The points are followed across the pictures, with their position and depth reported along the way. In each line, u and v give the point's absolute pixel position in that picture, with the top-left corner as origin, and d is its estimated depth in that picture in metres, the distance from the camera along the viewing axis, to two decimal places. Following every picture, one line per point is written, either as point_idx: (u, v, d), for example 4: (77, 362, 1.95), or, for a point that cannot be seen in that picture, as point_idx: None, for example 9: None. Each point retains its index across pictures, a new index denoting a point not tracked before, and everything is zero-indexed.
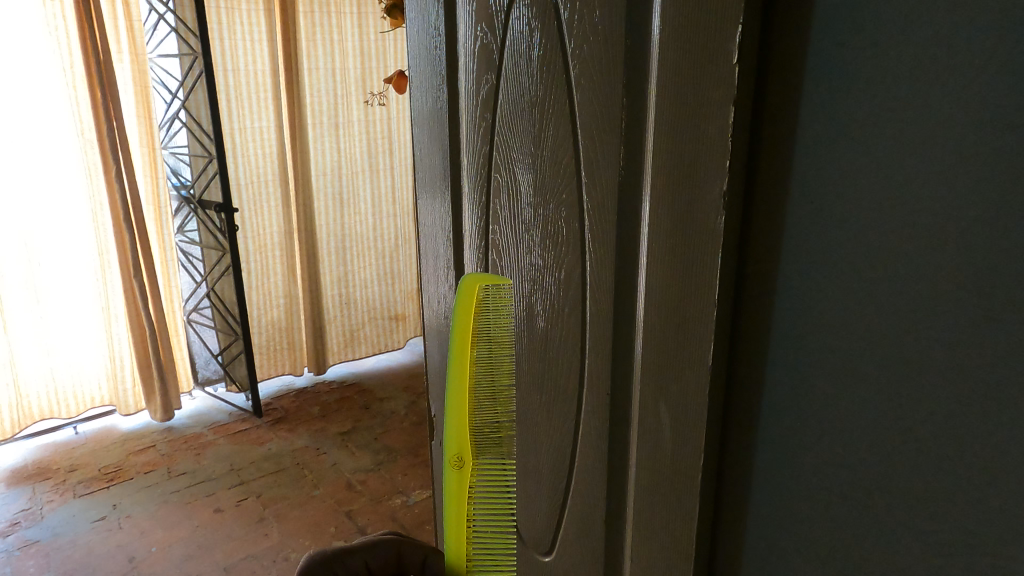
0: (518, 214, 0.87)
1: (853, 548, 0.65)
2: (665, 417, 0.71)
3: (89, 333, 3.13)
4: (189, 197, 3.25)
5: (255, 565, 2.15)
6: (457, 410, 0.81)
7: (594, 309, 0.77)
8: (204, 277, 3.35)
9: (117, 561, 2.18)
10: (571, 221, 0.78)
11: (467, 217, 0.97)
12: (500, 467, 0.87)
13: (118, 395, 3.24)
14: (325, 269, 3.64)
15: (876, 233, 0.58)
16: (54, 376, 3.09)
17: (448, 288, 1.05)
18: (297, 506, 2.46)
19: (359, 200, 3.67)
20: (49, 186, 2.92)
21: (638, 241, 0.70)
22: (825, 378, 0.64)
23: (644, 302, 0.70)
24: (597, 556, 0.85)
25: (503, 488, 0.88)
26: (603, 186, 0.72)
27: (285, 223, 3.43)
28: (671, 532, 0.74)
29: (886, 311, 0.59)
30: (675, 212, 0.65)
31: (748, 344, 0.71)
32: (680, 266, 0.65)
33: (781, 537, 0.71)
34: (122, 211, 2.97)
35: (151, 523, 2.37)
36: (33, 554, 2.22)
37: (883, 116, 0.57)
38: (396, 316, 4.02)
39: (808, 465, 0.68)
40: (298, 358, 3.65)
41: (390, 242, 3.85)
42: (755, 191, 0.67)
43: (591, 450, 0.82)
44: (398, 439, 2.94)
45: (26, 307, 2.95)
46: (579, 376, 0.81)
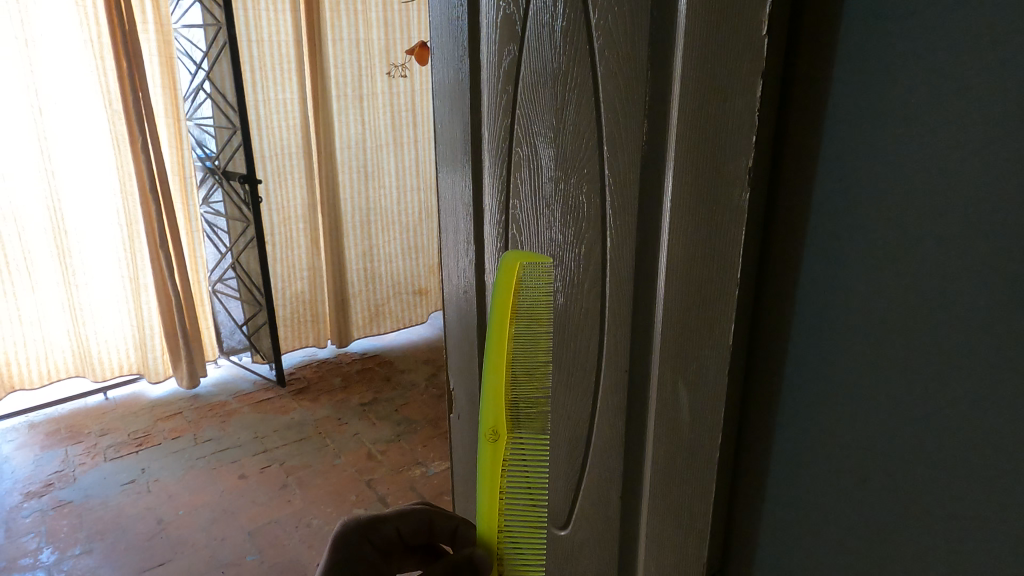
0: (539, 189, 0.86)
1: (870, 531, 0.64)
2: (683, 397, 0.70)
3: (118, 300, 3.19)
4: (214, 168, 3.28)
5: (279, 531, 2.21)
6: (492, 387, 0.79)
7: (613, 287, 0.76)
8: (229, 248, 3.39)
9: (146, 523, 2.24)
10: (593, 197, 0.77)
11: (488, 192, 0.96)
12: (535, 451, 0.82)
13: (146, 362, 3.32)
14: (349, 243, 3.65)
15: (904, 214, 0.57)
16: (81, 342, 3.16)
17: (468, 263, 1.04)
18: (319, 474, 2.51)
19: (384, 173, 3.67)
20: (78, 156, 2.96)
21: (660, 219, 0.69)
22: (846, 360, 0.63)
23: (665, 281, 0.69)
24: (613, 533, 0.85)
25: (537, 475, 0.83)
26: (625, 162, 0.71)
27: (309, 196, 3.45)
28: (686, 511, 0.74)
29: (908, 296, 0.58)
30: (697, 191, 0.64)
31: (768, 325, 0.70)
32: (701, 244, 0.64)
33: (797, 519, 0.71)
34: (148, 182, 3.00)
35: (178, 487, 2.43)
36: (65, 514, 2.29)
37: (915, 92, 0.55)
38: (420, 291, 4.03)
39: (826, 449, 0.67)
40: (321, 331, 3.70)
41: (413, 216, 3.85)
42: (780, 168, 0.65)
43: (607, 428, 0.82)
44: (417, 412, 2.97)
45: (55, 273, 3.02)
46: (598, 355, 0.81)
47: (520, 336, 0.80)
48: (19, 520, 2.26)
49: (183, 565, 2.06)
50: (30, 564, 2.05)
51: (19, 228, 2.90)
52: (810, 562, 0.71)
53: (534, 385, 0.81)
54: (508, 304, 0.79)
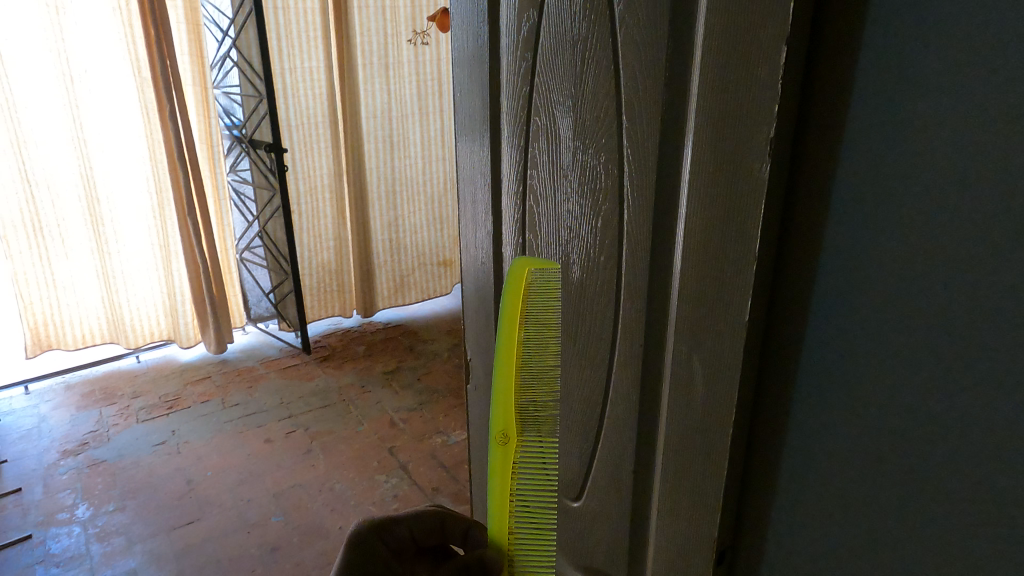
0: (557, 159, 0.84)
1: (885, 512, 0.63)
2: (697, 373, 0.69)
3: (148, 267, 3.26)
4: (241, 137, 3.30)
5: (302, 494, 2.26)
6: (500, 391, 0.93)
7: (630, 260, 0.75)
8: (255, 216, 3.43)
9: (175, 483, 2.32)
10: (611, 167, 0.75)
11: (507, 161, 0.94)
12: (542, 446, 0.95)
13: (176, 328, 3.39)
14: (375, 213, 3.66)
15: (933, 187, 0.54)
16: (115, 308, 3.24)
17: (486, 234, 1.03)
18: (342, 440, 2.56)
19: (409, 143, 3.66)
20: (108, 124, 3.00)
21: (678, 191, 0.67)
22: (867, 339, 0.62)
23: (682, 255, 0.68)
24: (625, 506, 0.85)
25: (544, 475, 0.95)
26: (644, 131, 0.69)
27: (334, 165, 3.46)
28: (698, 487, 0.73)
29: (931, 273, 0.55)
30: (717, 161, 0.62)
31: (789, 301, 0.68)
32: (720, 216, 0.63)
33: (810, 497, 0.70)
34: (176, 150, 3.03)
35: (206, 449, 2.50)
36: (100, 472, 2.37)
37: (946, 58, 0.52)
38: (445, 262, 4.04)
39: (843, 429, 0.65)
40: (347, 300, 3.74)
41: (438, 186, 3.84)
42: (805, 139, 0.63)
43: (621, 402, 0.82)
44: (439, 381, 3.00)
45: (88, 240, 3.08)
46: (612, 329, 0.80)
47: (529, 345, 0.92)
48: (57, 476, 2.35)
49: (210, 524, 2.12)
50: (67, 519, 2.14)
51: (53, 194, 2.96)
52: (823, 542, 0.70)
53: (543, 389, 0.93)
54: (517, 315, 0.92)
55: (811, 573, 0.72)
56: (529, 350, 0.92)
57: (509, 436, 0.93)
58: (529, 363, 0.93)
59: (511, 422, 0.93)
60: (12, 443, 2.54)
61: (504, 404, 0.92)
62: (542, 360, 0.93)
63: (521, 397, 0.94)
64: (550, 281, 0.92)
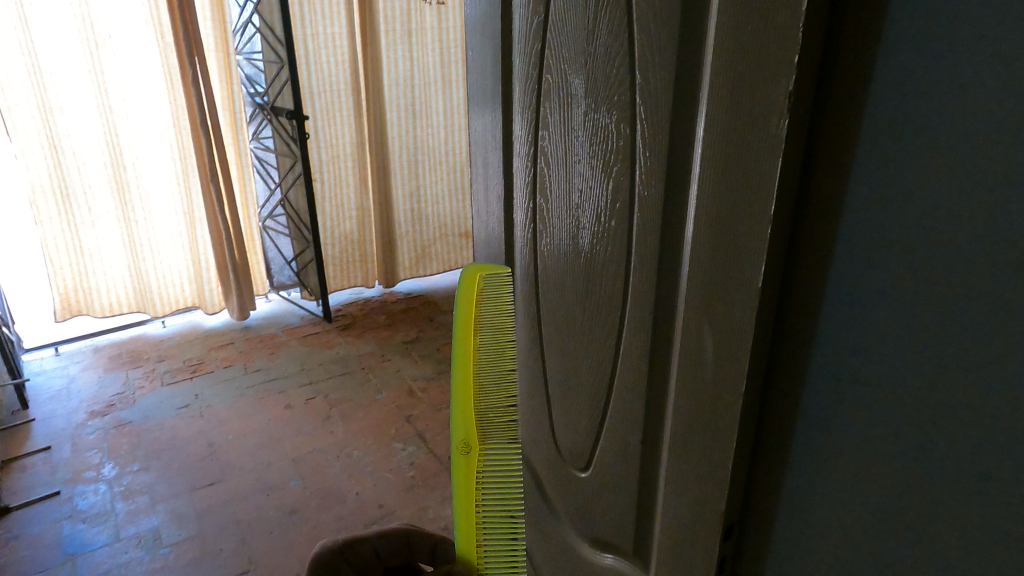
0: (568, 119, 0.81)
1: (899, 488, 0.61)
2: (707, 343, 0.67)
3: (173, 234, 3.29)
4: (263, 104, 3.30)
5: (321, 459, 2.29)
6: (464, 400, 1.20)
7: (641, 225, 0.72)
8: (278, 184, 3.44)
9: (198, 446, 2.36)
10: (623, 126, 0.72)
11: (518, 124, 0.91)
12: (505, 429, 1.13)
13: (201, 295, 3.44)
14: (397, 183, 3.65)
15: (967, 145, 0.51)
16: (141, 277, 3.28)
17: (497, 199, 1.01)
18: (361, 408, 2.58)
19: (432, 112, 3.62)
20: (132, 90, 3.01)
21: (691, 152, 0.64)
22: (890, 308, 0.58)
23: (694, 218, 0.65)
24: (632, 477, 0.84)
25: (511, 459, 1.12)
26: (658, 88, 0.66)
27: (357, 134, 3.43)
28: (706, 460, 0.71)
29: (959, 239, 0.52)
30: (732, 118, 0.58)
31: (807, 269, 0.65)
32: (734, 177, 0.59)
33: (822, 473, 0.68)
34: (199, 117, 3.04)
35: (228, 414, 2.54)
36: (125, 432, 2.43)
37: (984, 4, 0.48)
38: (466, 234, 4.02)
39: (859, 403, 0.63)
40: (369, 270, 3.75)
41: (461, 157, 3.81)
42: (828, 95, 0.59)
43: (630, 372, 0.79)
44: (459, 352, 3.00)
45: (114, 207, 3.12)
46: (622, 297, 0.78)
47: (484, 342, 1.10)
48: (84, 436, 2.41)
49: (231, 486, 2.17)
50: (94, 477, 2.19)
51: (80, 161, 3.00)
52: (836, 519, 0.68)
53: (500, 378, 1.11)
54: (471, 325, 1.10)
55: (820, 549, 0.70)
56: (484, 338, 1.11)
57: (474, 437, 1.07)
58: (484, 357, 1.10)
59: (473, 408, 1.07)
60: (42, 403, 2.62)
61: (467, 412, 1.07)
62: (500, 358, 1.11)
63: (482, 384, 1.10)
64: (501, 286, 1.13)
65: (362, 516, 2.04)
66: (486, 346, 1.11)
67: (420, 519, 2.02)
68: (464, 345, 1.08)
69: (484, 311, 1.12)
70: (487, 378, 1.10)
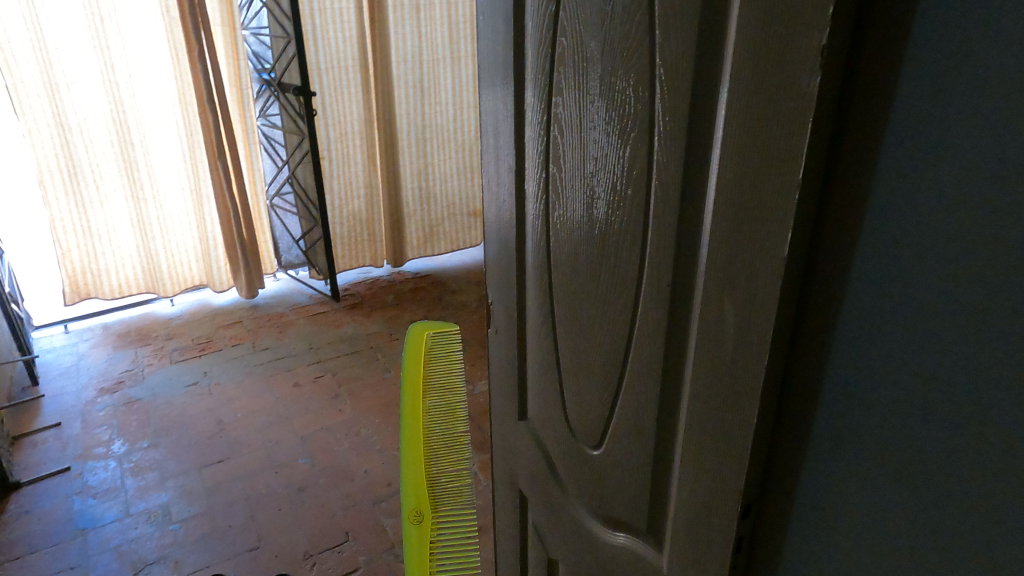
0: (583, 83, 0.78)
1: (930, 465, 0.58)
2: (729, 314, 0.64)
3: (180, 212, 3.27)
4: (270, 81, 3.26)
5: (330, 437, 2.29)
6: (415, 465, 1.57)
7: (659, 192, 0.69)
8: (286, 161, 3.41)
9: (207, 423, 2.36)
10: (641, 88, 0.69)
11: (530, 90, 0.88)
12: (448, 448, 1.59)
13: (210, 273, 3.43)
14: (405, 161, 3.61)
15: (1015, 99, 0.48)
16: (150, 256, 3.27)
17: (507, 170, 0.98)
18: (369, 386, 2.58)
19: (440, 89, 3.57)
20: (138, 66, 2.98)
21: (715, 113, 0.61)
22: (926, 277, 0.56)
23: (716, 184, 0.62)
24: (647, 453, 0.82)
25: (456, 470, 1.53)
26: (679, 47, 0.62)
27: (365, 111, 3.40)
28: (725, 436, 0.69)
29: (1003, 201, 0.49)
30: (760, 73, 0.55)
31: (836, 236, 0.61)
32: (761, 138, 0.56)
33: (846, 450, 0.65)
34: (205, 93, 3.01)
35: (237, 391, 2.54)
36: (135, 409, 2.43)
37: None
38: (475, 213, 3.99)
39: (889, 377, 0.60)
40: (377, 250, 3.73)
41: (470, 134, 3.76)
42: (863, 50, 0.55)
43: (645, 346, 0.77)
44: (467, 331, 2.98)
45: (121, 186, 3.10)
46: (638, 269, 0.75)
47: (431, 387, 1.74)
48: (94, 413, 2.42)
49: (240, 463, 2.17)
50: (103, 454, 2.20)
51: (87, 138, 2.97)
52: (861, 496, 0.65)
53: (443, 408, 1.68)
54: (421, 380, 1.77)
55: (842, 528, 0.68)
56: (432, 389, 1.73)
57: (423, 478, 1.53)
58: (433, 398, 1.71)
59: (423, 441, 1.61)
60: (52, 380, 2.62)
61: (419, 442, 1.61)
62: (442, 391, 1.73)
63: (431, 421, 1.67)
64: (451, 339, 1.94)
65: (371, 493, 2.04)
66: (432, 397, 1.71)
67: None
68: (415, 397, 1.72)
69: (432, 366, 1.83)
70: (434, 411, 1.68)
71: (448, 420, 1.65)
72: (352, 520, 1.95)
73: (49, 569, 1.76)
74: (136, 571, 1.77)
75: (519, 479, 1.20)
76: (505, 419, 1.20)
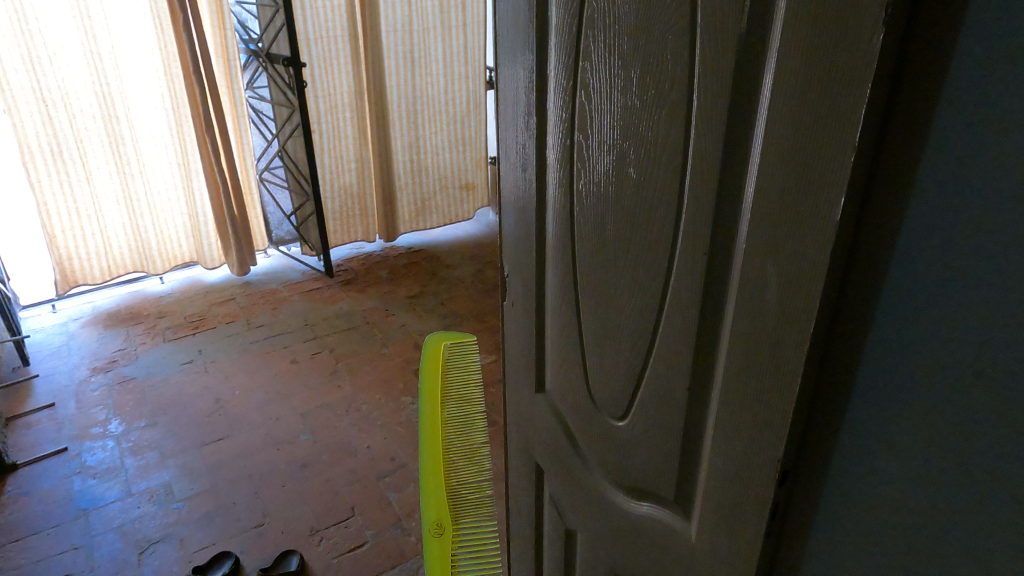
0: (615, 45, 0.75)
1: (971, 433, 0.58)
2: (771, 283, 0.63)
3: (169, 188, 3.21)
4: (258, 51, 3.17)
5: (330, 414, 2.28)
6: (431, 465, 1.44)
7: (697, 159, 0.68)
8: (275, 135, 3.34)
9: (205, 401, 2.34)
10: (681, 50, 0.66)
11: (553, 54, 0.85)
12: (470, 476, 1.40)
13: (200, 250, 3.38)
14: (396, 133, 3.55)
15: None
16: (138, 233, 3.20)
17: (526, 138, 0.95)
18: (367, 362, 2.56)
19: (431, 60, 3.50)
20: (121, 37, 2.88)
21: (764, 76, 0.59)
22: (975, 242, 0.55)
23: (762, 150, 0.60)
24: (677, 424, 0.82)
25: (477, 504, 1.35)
26: (725, 5, 0.60)
27: (355, 83, 3.33)
28: (761, 406, 0.69)
29: None
30: (814, 32, 0.54)
31: (882, 201, 0.60)
32: (815, 100, 0.55)
33: (884, 419, 0.65)
34: (192, 65, 2.93)
35: (233, 369, 2.52)
36: (130, 388, 2.40)
37: None
38: (467, 186, 3.94)
39: (931, 347, 0.60)
40: (369, 225, 3.68)
41: (462, 106, 3.71)
42: (920, 7, 0.53)
43: (678, 317, 0.76)
44: (464, 306, 2.97)
45: (107, 161, 3.01)
46: (672, 238, 0.74)
47: (450, 398, 1.58)
48: (88, 393, 2.38)
49: (240, 440, 2.15)
50: (100, 433, 2.17)
51: (72, 112, 2.88)
52: (897, 463, 0.66)
53: (461, 429, 1.49)
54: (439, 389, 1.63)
55: (878, 497, 0.68)
56: (454, 400, 1.57)
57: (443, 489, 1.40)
58: (451, 413, 1.54)
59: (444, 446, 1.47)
60: (43, 360, 2.58)
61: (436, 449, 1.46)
62: (464, 405, 1.56)
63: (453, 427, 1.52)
64: (467, 351, 1.75)
65: (374, 469, 2.05)
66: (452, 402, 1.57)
67: None
68: (433, 411, 1.55)
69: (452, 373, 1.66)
70: (452, 431, 1.50)
71: (471, 437, 1.48)
72: (357, 496, 1.95)
73: (52, 550, 1.75)
74: (141, 549, 1.76)
75: (535, 451, 1.19)
76: (521, 391, 1.19)
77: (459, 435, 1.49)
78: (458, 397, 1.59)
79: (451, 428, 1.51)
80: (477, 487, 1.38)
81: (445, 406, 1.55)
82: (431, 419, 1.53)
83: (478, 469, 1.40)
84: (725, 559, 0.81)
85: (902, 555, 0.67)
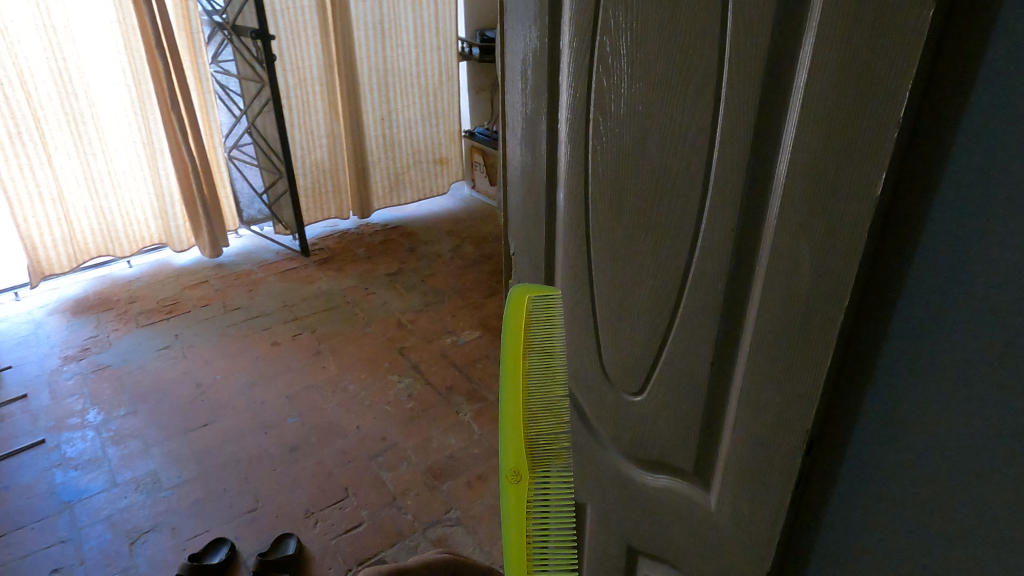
0: (635, 21, 0.74)
1: (999, 400, 0.61)
2: (804, 260, 0.64)
3: (134, 168, 3.09)
4: (222, 23, 3.04)
5: (316, 395, 2.26)
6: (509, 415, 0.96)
7: (726, 138, 0.68)
8: (243, 111, 3.23)
9: (186, 387, 2.29)
10: (710, 26, 0.66)
11: (566, 29, 0.83)
12: (549, 430, 0.96)
13: (168, 232, 3.28)
14: (367, 107, 3.47)
15: None
16: (103, 215, 3.09)
17: (534, 115, 0.94)
18: (351, 342, 2.54)
19: (402, 31, 3.41)
20: (77, 9, 2.73)
21: (802, 54, 0.59)
22: (1007, 216, 0.56)
23: (798, 128, 0.61)
24: (698, 398, 0.83)
25: (555, 450, 0.96)
26: None
27: (325, 56, 3.24)
28: (789, 379, 0.70)
29: None
30: (859, 10, 0.53)
31: (913, 175, 0.62)
32: (859, 78, 0.55)
33: (909, 389, 0.67)
34: (155, 39, 2.81)
35: (213, 353, 2.46)
36: (107, 376, 2.34)
37: None
38: (441, 160, 3.89)
39: (961, 318, 0.62)
40: (343, 201, 3.61)
41: (434, 78, 3.63)
42: None
43: (702, 294, 0.77)
44: (444, 282, 2.95)
45: (68, 142, 2.88)
46: (697, 216, 0.74)
47: (532, 372, 0.98)
48: (62, 382, 2.31)
49: (226, 425, 2.12)
50: (79, 424, 2.11)
51: (27, 88, 2.72)
52: (920, 430, 0.68)
53: (547, 387, 0.99)
54: None
55: (900, 463, 0.71)
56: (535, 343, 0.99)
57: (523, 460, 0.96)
58: (532, 381, 0.97)
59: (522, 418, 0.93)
60: (11, 350, 2.48)
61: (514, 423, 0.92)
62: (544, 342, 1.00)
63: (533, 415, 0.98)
64: None
65: (365, 449, 2.04)
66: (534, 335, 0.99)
67: (423, 450, 2.04)
68: (513, 404, 0.94)
69: (537, 327, 1.00)
70: (536, 407, 0.95)
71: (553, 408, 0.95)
72: (349, 477, 1.95)
73: (39, 544, 1.70)
74: (133, 539, 1.72)
75: None
76: None
77: (542, 407, 0.96)
78: (535, 358, 0.99)
79: (529, 387, 0.96)
80: (556, 426, 0.96)
81: (524, 354, 0.97)
82: (508, 403, 0.94)
83: (557, 424, 0.96)
84: (746, 527, 0.83)
85: (923, 517, 0.70)
